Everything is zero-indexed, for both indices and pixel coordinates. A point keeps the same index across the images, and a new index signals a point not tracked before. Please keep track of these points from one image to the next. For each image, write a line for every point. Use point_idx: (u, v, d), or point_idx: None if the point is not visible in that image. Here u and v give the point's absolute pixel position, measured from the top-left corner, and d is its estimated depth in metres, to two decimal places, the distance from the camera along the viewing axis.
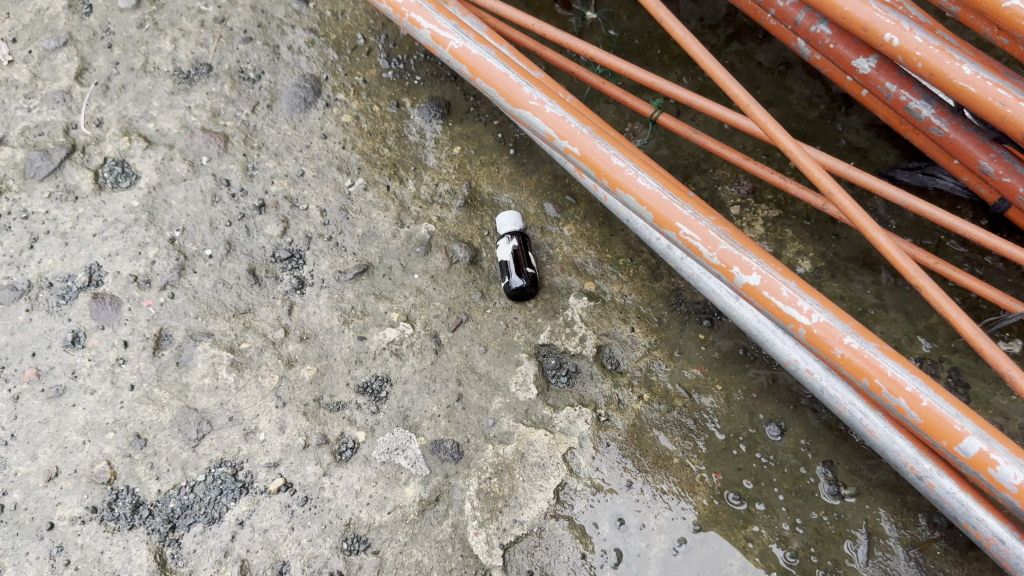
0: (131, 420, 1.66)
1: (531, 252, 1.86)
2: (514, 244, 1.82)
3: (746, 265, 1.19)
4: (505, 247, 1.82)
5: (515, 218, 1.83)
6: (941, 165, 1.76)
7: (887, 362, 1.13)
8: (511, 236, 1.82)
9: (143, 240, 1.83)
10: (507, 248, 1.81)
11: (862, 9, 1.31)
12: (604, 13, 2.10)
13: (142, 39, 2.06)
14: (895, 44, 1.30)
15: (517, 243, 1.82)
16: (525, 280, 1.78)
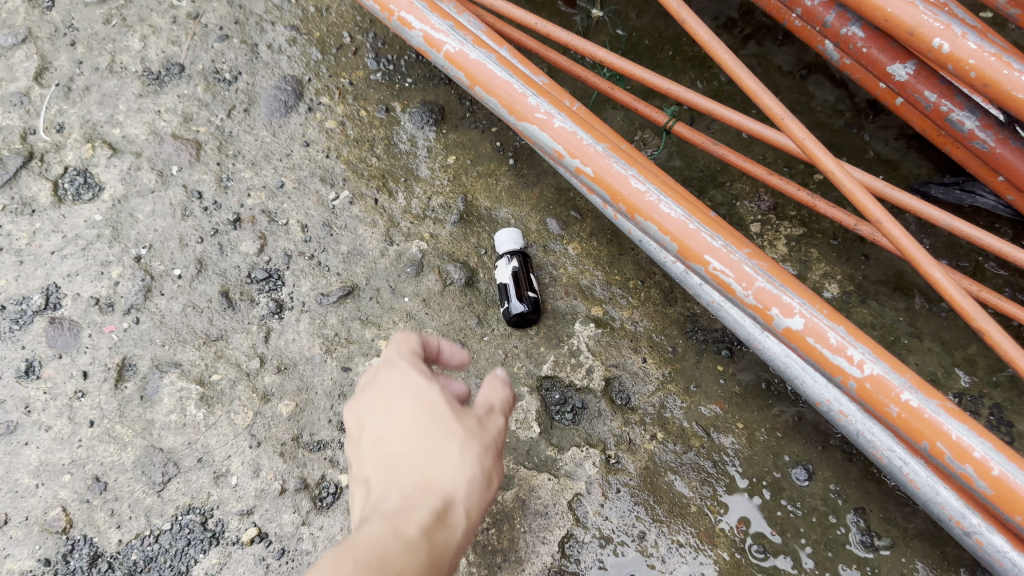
0: (90, 461, 1.50)
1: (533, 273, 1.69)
2: (514, 264, 1.64)
3: (787, 306, 1.03)
4: (504, 267, 1.65)
5: (514, 235, 1.66)
6: (983, 182, 1.59)
7: (950, 424, 0.98)
8: (511, 255, 1.65)
9: (106, 258, 1.67)
10: (506, 269, 1.64)
11: (907, 10, 1.14)
12: (611, 11, 1.94)
13: (109, 37, 1.89)
14: (944, 51, 1.13)
15: (517, 264, 1.65)
16: (528, 304, 1.61)
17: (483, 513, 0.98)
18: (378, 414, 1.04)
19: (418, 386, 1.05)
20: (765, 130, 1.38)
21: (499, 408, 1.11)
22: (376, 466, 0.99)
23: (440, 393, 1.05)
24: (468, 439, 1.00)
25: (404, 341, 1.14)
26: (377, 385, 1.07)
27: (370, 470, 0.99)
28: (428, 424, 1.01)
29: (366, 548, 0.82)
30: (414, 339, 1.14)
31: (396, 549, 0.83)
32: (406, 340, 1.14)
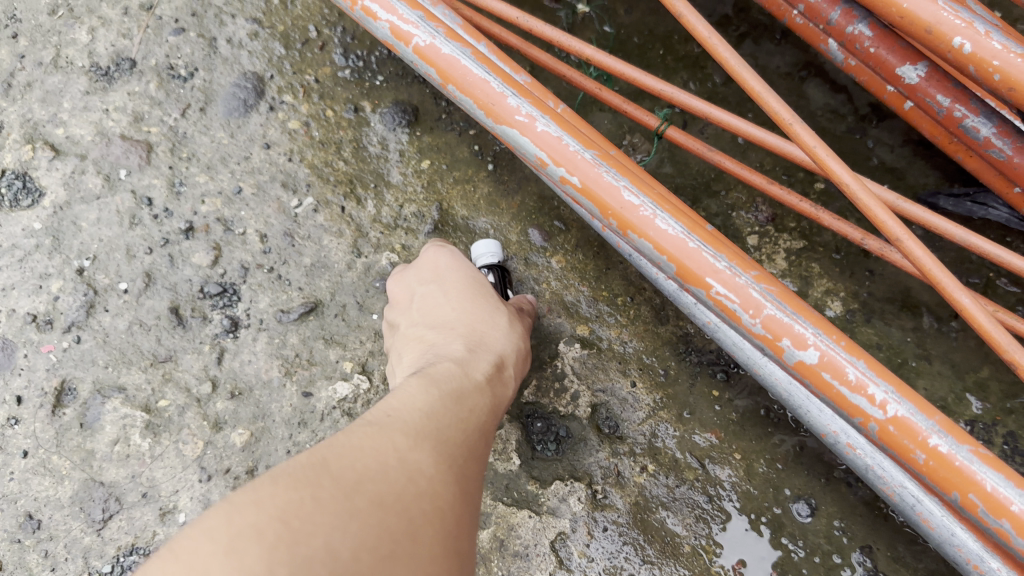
0: (23, 496, 1.38)
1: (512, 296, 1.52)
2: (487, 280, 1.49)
3: (800, 337, 0.91)
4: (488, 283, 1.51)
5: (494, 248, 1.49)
6: (997, 193, 1.48)
7: (985, 472, 0.85)
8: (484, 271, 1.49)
9: (46, 271, 1.52)
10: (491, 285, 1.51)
11: (926, 6, 1.00)
12: (598, 6, 1.80)
13: (54, 29, 1.73)
14: (966, 51, 1.00)
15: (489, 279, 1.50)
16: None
17: (522, 377, 1.27)
18: (430, 282, 1.32)
19: (465, 271, 1.33)
20: (767, 136, 1.26)
21: (527, 310, 1.41)
22: (431, 322, 1.25)
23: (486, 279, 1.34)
24: (515, 315, 1.32)
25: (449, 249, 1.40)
26: (429, 264, 1.34)
27: (425, 326, 1.25)
28: (478, 294, 1.29)
29: (444, 391, 1.00)
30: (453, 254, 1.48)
31: (467, 392, 1.03)
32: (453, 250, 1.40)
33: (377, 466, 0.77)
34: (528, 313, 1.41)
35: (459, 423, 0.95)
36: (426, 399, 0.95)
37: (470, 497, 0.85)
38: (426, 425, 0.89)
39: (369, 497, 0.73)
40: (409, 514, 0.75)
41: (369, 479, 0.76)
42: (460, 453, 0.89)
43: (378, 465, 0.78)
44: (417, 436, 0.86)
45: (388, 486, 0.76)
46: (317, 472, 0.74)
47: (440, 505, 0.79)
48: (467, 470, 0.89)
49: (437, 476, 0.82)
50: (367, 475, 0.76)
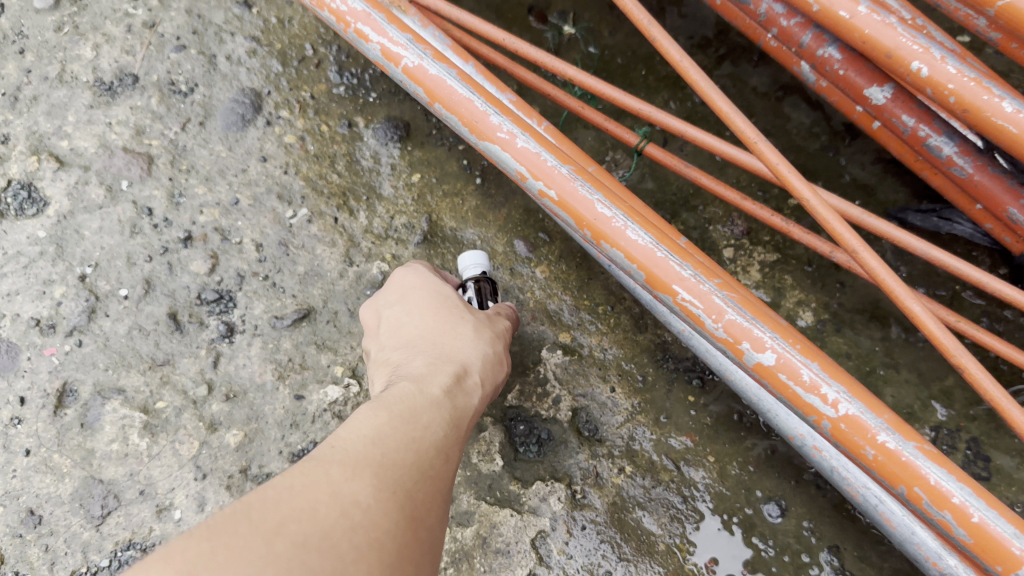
0: (25, 492, 1.44)
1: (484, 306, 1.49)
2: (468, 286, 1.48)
3: (758, 340, 0.97)
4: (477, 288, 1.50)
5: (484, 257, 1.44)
6: (960, 209, 1.57)
7: (929, 467, 0.91)
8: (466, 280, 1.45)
9: (49, 277, 1.59)
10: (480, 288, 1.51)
11: (887, 32, 1.08)
12: (584, 28, 1.88)
13: (60, 45, 1.81)
14: (923, 74, 1.08)
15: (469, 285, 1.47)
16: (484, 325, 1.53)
17: (496, 381, 1.28)
18: (396, 303, 1.34)
19: (431, 286, 1.34)
20: (739, 154, 1.34)
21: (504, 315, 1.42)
22: (397, 342, 1.28)
23: (453, 288, 1.35)
24: (485, 323, 1.32)
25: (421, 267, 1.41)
26: (395, 284, 1.37)
27: (392, 346, 1.27)
28: (444, 307, 1.30)
29: (397, 410, 1.04)
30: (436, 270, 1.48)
31: (422, 410, 1.06)
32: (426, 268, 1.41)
33: (304, 506, 0.83)
34: (506, 317, 1.42)
35: (409, 444, 0.99)
36: (374, 423, 0.99)
37: (415, 521, 0.90)
38: (371, 452, 0.94)
39: (291, 540, 0.79)
40: (338, 554, 0.79)
41: (292, 520, 0.81)
42: (405, 476, 0.93)
43: (305, 505, 0.83)
44: (356, 466, 0.91)
45: (313, 525, 0.81)
46: (236, 520, 0.80)
47: (376, 537, 0.84)
48: (415, 495, 0.93)
49: (373, 506, 0.87)
50: (291, 518, 0.81)
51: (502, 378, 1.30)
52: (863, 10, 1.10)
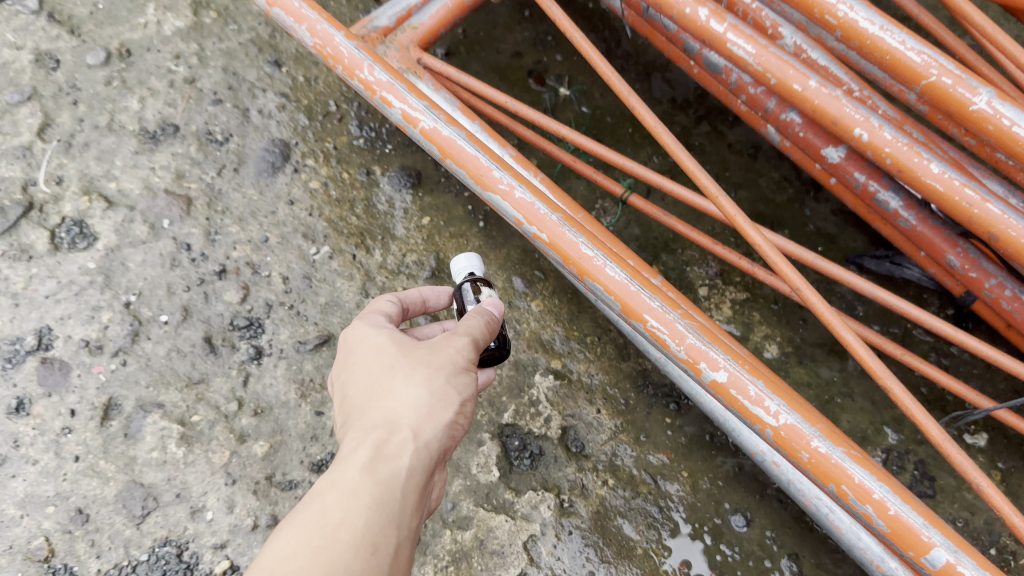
0: (73, 494, 1.61)
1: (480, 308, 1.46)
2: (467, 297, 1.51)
3: (714, 361, 1.16)
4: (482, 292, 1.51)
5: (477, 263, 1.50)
6: (909, 256, 1.75)
7: (854, 468, 1.09)
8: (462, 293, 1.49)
9: (97, 303, 1.78)
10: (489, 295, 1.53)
11: (833, 103, 1.31)
12: (578, 90, 2.11)
13: (109, 97, 2.03)
14: (864, 139, 1.31)
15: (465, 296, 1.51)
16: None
17: (446, 426, 1.17)
18: (342, 370, 1.28)
19: (367, 344, 1.26)
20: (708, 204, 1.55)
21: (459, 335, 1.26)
22: (344, 415, 1.22)
23: (391, 336, 1.27)
24: (420, 370, 1.20)
25: (376, 308, 1.37)
26: (340, 350, 1.30)
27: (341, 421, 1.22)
28: (382, 361, 1.23)
29: (309, 514, 1.00)
30: (422, 291, 1.50)
31: (337, 504, 1.01)
32: (380, 307, 1.37)
33: None
34: (481, 319, 1.30)
35: (320, 550, 0.96)
36: (282, 541, 0.96)
37: None
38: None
39: None
40: None
41: None
42: None
43: None
44: None
45: None
46: None
47: None
48: None
49: None
50: None
51: (455, 419, 1.18)
52: (814, 84, 1.32)
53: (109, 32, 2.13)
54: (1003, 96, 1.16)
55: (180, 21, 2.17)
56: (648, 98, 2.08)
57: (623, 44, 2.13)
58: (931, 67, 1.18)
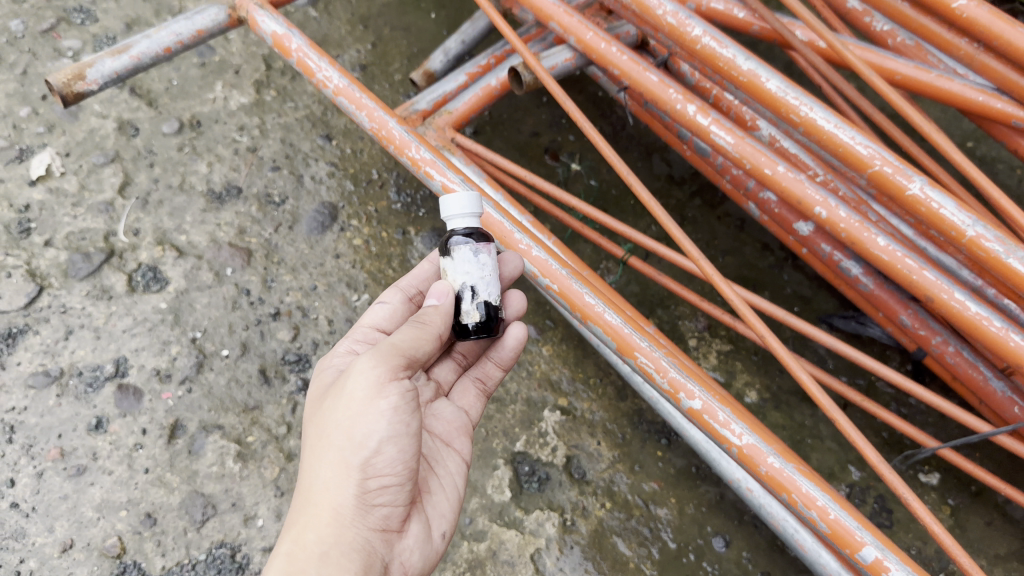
0: (143, 500, 1.87)
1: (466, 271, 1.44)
2: (476, 237, 1.43)
3: (691, 391, 1.42)
4: (458, 253, 1.44)
5: (453, 217, 1.45)
6: (870, 317, 2.01)
7: (803, 480, 1.32)
8: (475, 229, 1.46)
9: (167, 338, 2.07)
10: (469, 261, 1.43)
11: (798, 185, 1.57)
12: (587, 166, 2.42)
13: (181, 161, 2.35)
14: (824, 216, 1.56)
15: (483, 236, 1.45)
16: (484, 312, 1.46)
17: (352, 495, 1.28)
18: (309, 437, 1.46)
19: (310, 409, 1.44)
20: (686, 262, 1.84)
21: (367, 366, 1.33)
22: None
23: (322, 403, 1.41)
24: (329, 428, 1.32)
25: (368, 316, 1.65)
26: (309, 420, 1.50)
27: None
28: (309, 439, 1.37)
29: None
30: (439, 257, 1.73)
31: None
32: (370, 312, 1.65)
33: None
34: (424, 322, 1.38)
35: None
36: None
37: None
38: None
39: None
40: None
41: None
42: None
43: None
44: None
45: None
46: None
47: None
48: None
49: None
50: None
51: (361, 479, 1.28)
52: (782, 169, 1.58)
53: (182, 105, 2.46)
54: (934, 184, 1.36)
55: (244, 98, 2.50)
56: (649, 175, 2.39)
57: (628, 128, 2.45)
58: (875, 158, 1.40)
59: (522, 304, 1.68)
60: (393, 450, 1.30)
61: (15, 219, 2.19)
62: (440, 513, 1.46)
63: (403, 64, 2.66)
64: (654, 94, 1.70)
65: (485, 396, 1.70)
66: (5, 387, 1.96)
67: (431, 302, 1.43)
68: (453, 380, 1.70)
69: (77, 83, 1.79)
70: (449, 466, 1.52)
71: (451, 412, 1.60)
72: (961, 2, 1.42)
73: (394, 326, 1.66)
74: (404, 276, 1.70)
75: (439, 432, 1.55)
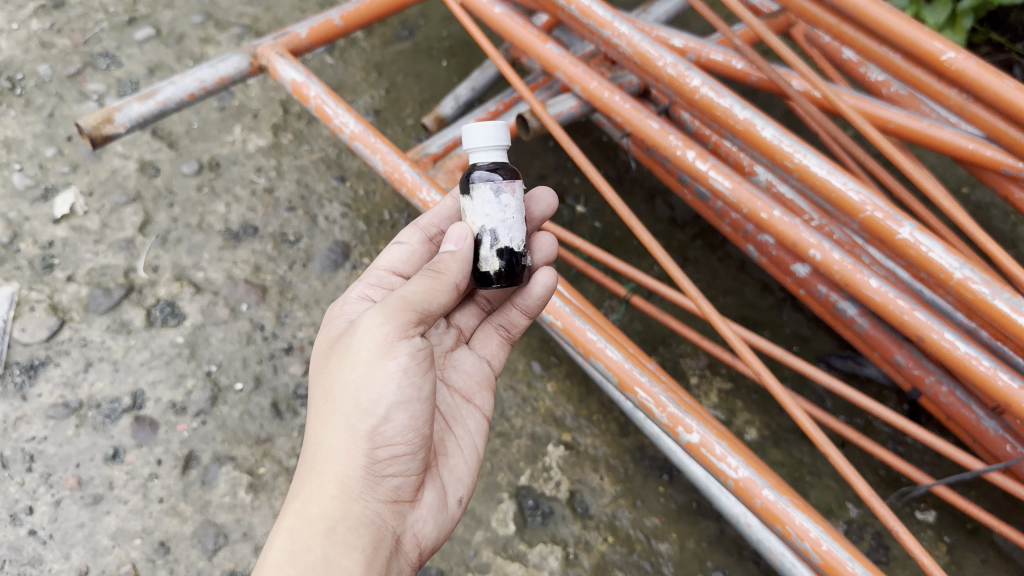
0: (156, 529, 1.92)
1: (486, 211, 1.46)
2: (497, 175, 1.45)
3: (689, 426, 1.48)
4: (479, 192, 1.45)
5: (476, 151, 1.47)
6: (867, 356, 2.06)
7: (797, 513, 1.36)
8: (498, 165, 1.48)
9: (183, 371, 2.13)
10: (490, 202, 1.45)
11: (794, 230, 1.63)
12: (592, 208, 2.49)
13: (199, 201, 2.44)
14: (819, 258, 1.60)
15: (505, 175, 1.46)
16: (503, 259, 1.47)
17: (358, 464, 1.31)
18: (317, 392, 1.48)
19: (316, 367, 1.45)
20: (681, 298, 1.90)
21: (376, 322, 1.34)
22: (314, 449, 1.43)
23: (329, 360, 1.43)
24: (335, 393, 1.34)
25: (386, 257, 1.67)
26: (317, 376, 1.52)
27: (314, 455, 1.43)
28: (316, 399, 1.39)
29: None
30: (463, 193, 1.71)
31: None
32: (387, 254, 1.67)
33: None
34: (435, 274, 1.38)
35: None
36: None
37: None
38: None
39: None
40: None
41: None
42: None
43: None
44: None
45: None
46: None
47: None
48: None
49: None
50: None
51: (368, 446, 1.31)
52: (777, 214, 1.65)
53: (201, 146, 2.55)
54: (923, 229, 1.42)
55: (261, 140, 2.60)
56: (652, 217, 2.46)
57: (632, 172, 2.54)
58: (867, 204, 1.46)
59: (553, 250, 1.70)
60: (403, 416, 1.32)
61: (39, 255, 2.27)
62: (457, 477, 1.50)
63: (416, 109, 2.75)
64: (655, 141, 1.78)
65: (509, 341, 1.74)
66: (25, 417, 2.03)
67: (449, 248, 1.44)
68: (476, 325, 1.76)
69: (106, 126, 1.87)
70: (469, 424, 1.57)
71: (472, 364, 1.66)
72: (949, 54, 1.45)
73: (412, 268, 1.69)
74: (425, 215, 1.70)
75: (460, 388, 1.61)
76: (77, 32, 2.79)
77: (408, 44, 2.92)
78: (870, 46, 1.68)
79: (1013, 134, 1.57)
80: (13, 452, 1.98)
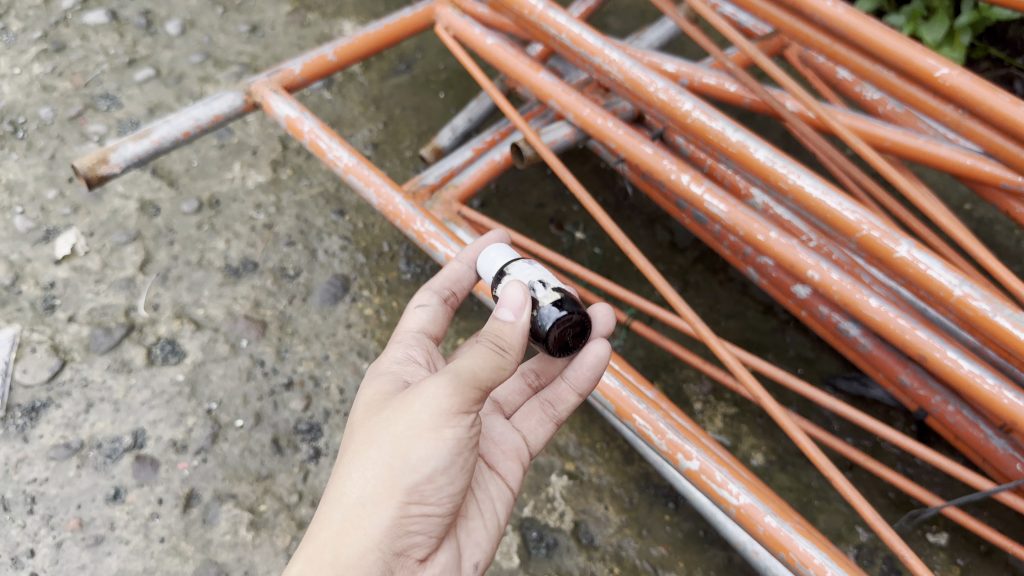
0: (158, 569, 1.91)
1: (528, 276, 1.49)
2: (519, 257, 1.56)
3: (688, 452, 1.46)
4: (513, 267, 1.53)
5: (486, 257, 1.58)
6: (871, 377, 2.04)
7: (800, 539, 1.33)
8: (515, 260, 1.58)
9: (184, 410, 2.13)
10: (526, 266, 1.51)
11: (790, 251, 1.61)
12: (591, 235, 2.49)
13: (200, 239, 2.44)
14: (817, 279, 1.58)
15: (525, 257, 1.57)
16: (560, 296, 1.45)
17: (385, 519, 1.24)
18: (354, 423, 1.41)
19: (360, 407, 1.37)
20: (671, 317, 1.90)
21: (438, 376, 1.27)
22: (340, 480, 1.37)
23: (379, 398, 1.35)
24: (381, 442, 1.27)
25: (409, 321, 1.56)
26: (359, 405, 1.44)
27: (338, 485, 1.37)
28: (355, 436, 1.32)
29: None
30: (471, 257, 1.63)
31: None
32: (410, 319, 1.56)
33: None
34: (499, 349, 1.28)
35: None
36: None
37: None
38: None
39: None
40: None
41: None
42: None
43: None
44: None
45: None
46: None
47: None
48: None
49: None
50: None
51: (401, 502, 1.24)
52: (774, 235, 1.63)
53: (201, 184, 2.57)
54: (921, 246, 1.40)
55: (261, 176, 2.61)
56: (651, 242, 2.45)
57: (630, 198, 2.54)
58: (863, 223, 1.44)
59: (610, 316, 1.61)
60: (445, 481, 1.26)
61: (40, 296, 2.28)
62: (474, 540, 1.43)
63: (414, 141, 2.76)
64: (650, 166, 1.77)
65: (555, 423, 1.61)
66: (26, 459, 2.02)
67: (506, 315, 1.31)
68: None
69: (100, 167, 1.88)
70: (489, 489, 1.47)
71: (501, 432, 1.55)
72: (943, 71, 1.44)
73: (439, 330, 1.59)
74: (436, 277, 1.60)
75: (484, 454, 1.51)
76: (78, 74, 2.82)
77: (406, 77, 2.95)
78: (863, 65, 1.64)
79: (1011, 149, 1.56)
80: (15, 494, 1.97)
